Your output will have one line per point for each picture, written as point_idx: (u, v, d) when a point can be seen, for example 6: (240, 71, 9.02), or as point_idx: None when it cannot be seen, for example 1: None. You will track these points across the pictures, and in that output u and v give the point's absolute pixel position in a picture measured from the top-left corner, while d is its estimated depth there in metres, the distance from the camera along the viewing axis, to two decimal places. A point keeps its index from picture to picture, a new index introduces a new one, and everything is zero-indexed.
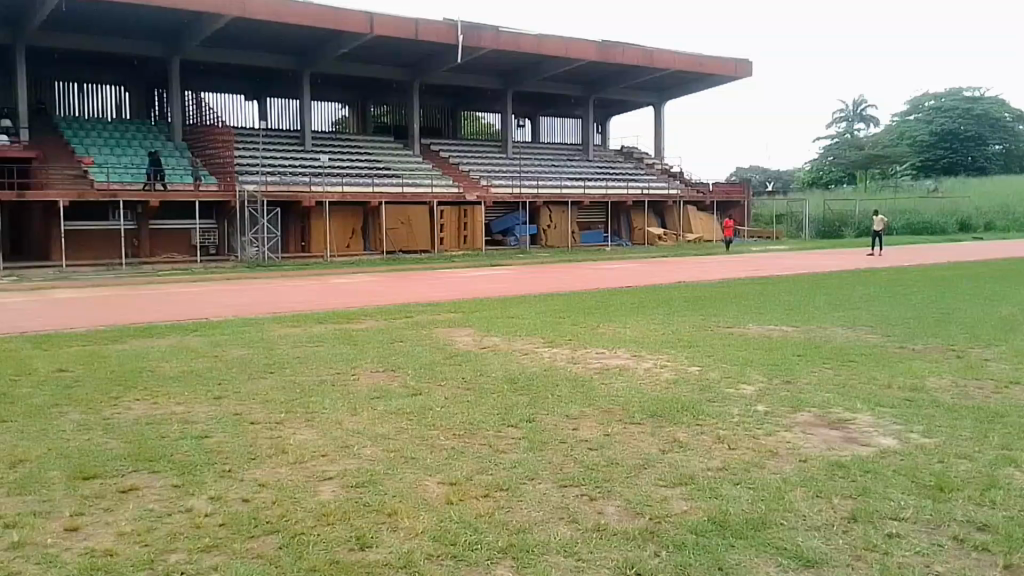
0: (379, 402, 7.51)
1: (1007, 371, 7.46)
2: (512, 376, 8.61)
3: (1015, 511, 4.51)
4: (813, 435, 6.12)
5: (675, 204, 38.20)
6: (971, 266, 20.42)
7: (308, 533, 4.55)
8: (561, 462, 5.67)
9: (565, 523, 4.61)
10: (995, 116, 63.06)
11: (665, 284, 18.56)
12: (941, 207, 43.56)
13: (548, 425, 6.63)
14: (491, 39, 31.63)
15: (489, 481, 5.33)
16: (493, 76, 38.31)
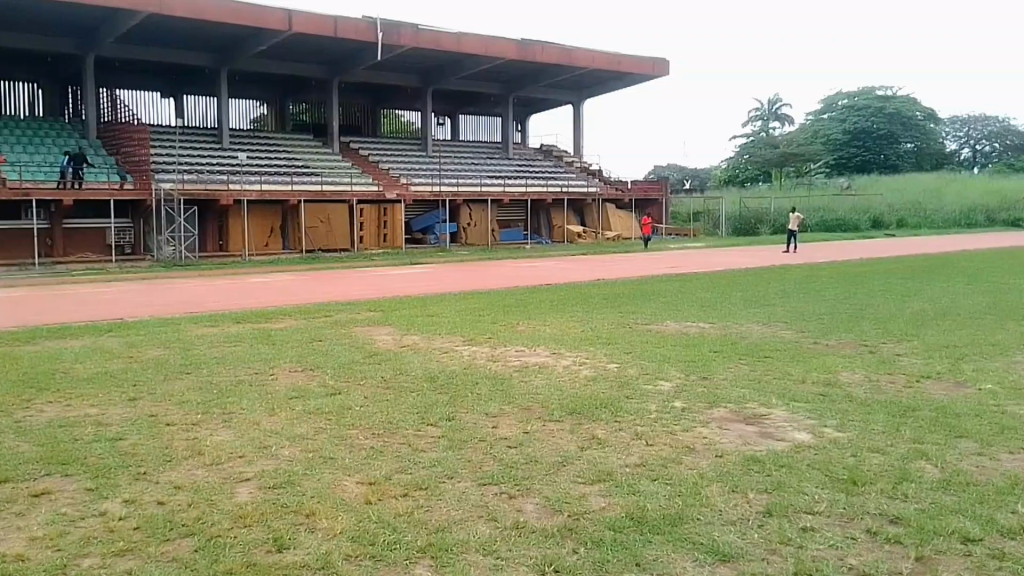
0: (298, 402, 7.24)
1: (918, 366, 7.63)
2: (433, 374, 8.42)
3: (926, 503, 4.55)
4: (728, 430, 6.13)
5: (594, 203, 38.48)
6: (882, 263, 20.93)
7: (224, 535, 4.30)
8: (481, 461, 5.52)
9: (485, 522, 4.47)
10: (905, 115, 65.29)
11: (588, 281, 18.59)
12: (852, 206, 44.71)
13: (468, 424, 6.47)
14: (410, 37, 31.25)
15: (408, 481, 5.14)
16: (413, 74, 37.87)
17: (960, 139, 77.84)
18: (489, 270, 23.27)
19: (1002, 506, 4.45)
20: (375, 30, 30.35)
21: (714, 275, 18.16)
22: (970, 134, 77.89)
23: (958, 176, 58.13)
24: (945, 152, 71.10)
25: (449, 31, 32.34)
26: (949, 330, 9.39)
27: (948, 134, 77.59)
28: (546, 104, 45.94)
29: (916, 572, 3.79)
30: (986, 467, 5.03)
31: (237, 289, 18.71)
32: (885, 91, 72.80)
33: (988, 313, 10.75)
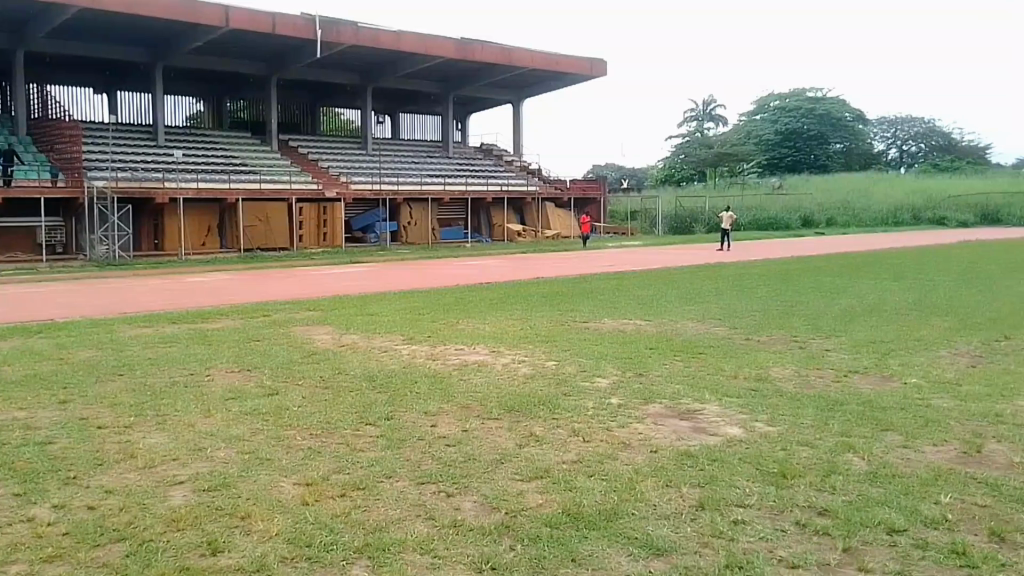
0: (234, 403, 7.11)
1: (846, 361, 7.81)
2: (372, 374, 8.33)
3: (854, 495, 4.65)
4: (663, 426, 6.20)
5: (534, 201, 38.62)
6: (812, 261, 21.39)
7: (156, 540, 4.18)
8: (419, 460, 5.49)
9: (423, 520, 4.44)
10: (834, 116, 66.97)
11: (527, 280, 18.64)
12: (784, 206, 45.54)
13: (407, 422, 6.42)
14: (350, 35, 30.94)
15: (345, 480, 5.08)
16: (352, 72, 37.51)
17: (888, 140, 79.95)
18: (429, 269, 23.18)
19: (927, 497, 4.55)
20: (315, 28, 29.84)
21: (650, 273, 18.36)
22: (897, 135, 80.06)
23: (886, 176, 59.75)
24: (873, 153, 73.05)
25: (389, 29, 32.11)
26: (873, 326, 9.67)
27: (876, 135, 79.72)
28: (486, 103, 45.96)
29: (843, 563, 3.87)
30: (911, 457, 5.15)
31: (172, 290, 18.30)
32: (815, 93, 74.44)
33: (913, 309, 11.06)
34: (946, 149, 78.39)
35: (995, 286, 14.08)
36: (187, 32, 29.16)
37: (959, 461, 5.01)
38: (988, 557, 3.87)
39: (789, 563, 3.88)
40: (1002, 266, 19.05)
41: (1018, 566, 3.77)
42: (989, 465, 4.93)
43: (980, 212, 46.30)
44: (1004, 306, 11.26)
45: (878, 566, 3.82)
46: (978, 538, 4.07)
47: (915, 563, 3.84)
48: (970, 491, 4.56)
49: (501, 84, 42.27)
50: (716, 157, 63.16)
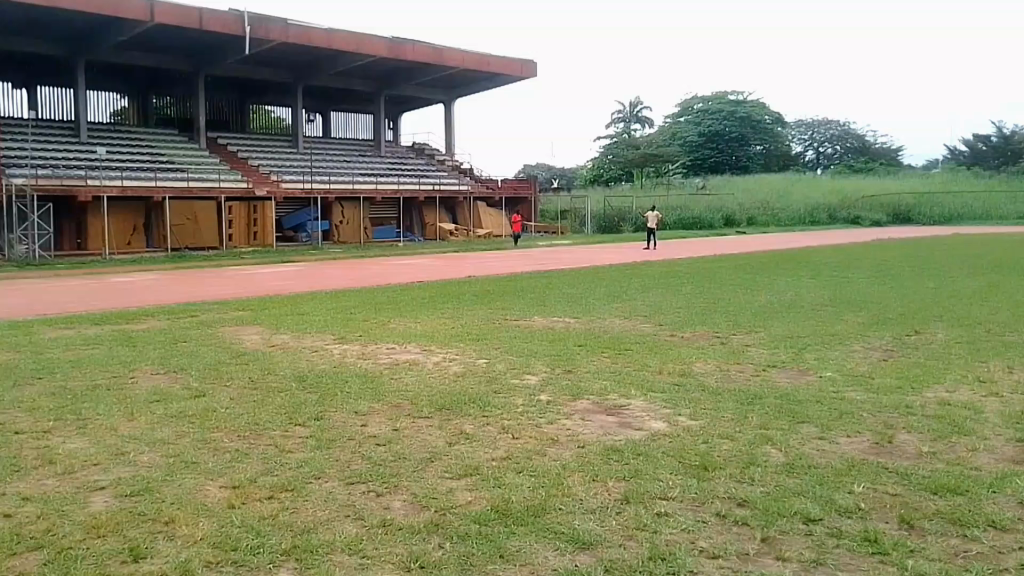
0: (159, 406, 6.96)
1: (765, 355, 8.03)
2: (302, 374, 8.24)
3: (771, 485, 4.77)
4: (590, 422, 6.29)
5: (466, 200, 38.61)
6: (733, 259, 21.93)
7: (76, 547, 4.09)
8: (349, 460, 5.46)
9: (352, 521, 4.43)
10: (755, 119, 68.73)
11: (456, 279, 18.66)
12: (708, 205, 46.47)
13: (337, 422, 6.39)
14: (280, 33, 30.44)
15: (272, 482, 5.03)
16: (282, 69, 36.95)
17: (805, 142, 82.40)
18: (359, 268, 23.01)
19: (842, 485, 4.64)
20: (244, 23, 29.40)
21: (579, 271, 18.57)
22: (814, 136, 82.51)
23: (806, 176, 61.53)
24: (791, 155, 75.24)
25: (320, 27, 31.73)
26: (791, 321, 9.96)
27: (794, 137, 82.11)
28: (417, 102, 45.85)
29: (762, 553, 3.96)
30: (827, 448, 5.30)
31: (95, 290, 17.82)
32: (738, 95, 76.13)
33: (827, 305, 11.43)
34: (861, 150, 81.13)
35: (904, 282, 14.61)
36: (110, 26, 28.36)
37: (872, 451, 5.16)
38: (898, 542, 3.93)
39: (709, 554, 3.97)
40: (912, 262, 19.82)
41: (925, 551, 3.82)
42: (899, 453, 5.08)
43: (891, 212, 47.94)
44: (911, 301, 11.71)
45: (795, 554, 3.91)
46: (888, 524, 4.13)
47: (830, 551, 3.92)
48: (881, 478, 4.68)
49: (432, 83, 42.17)
50: (643, 158, 64.14)
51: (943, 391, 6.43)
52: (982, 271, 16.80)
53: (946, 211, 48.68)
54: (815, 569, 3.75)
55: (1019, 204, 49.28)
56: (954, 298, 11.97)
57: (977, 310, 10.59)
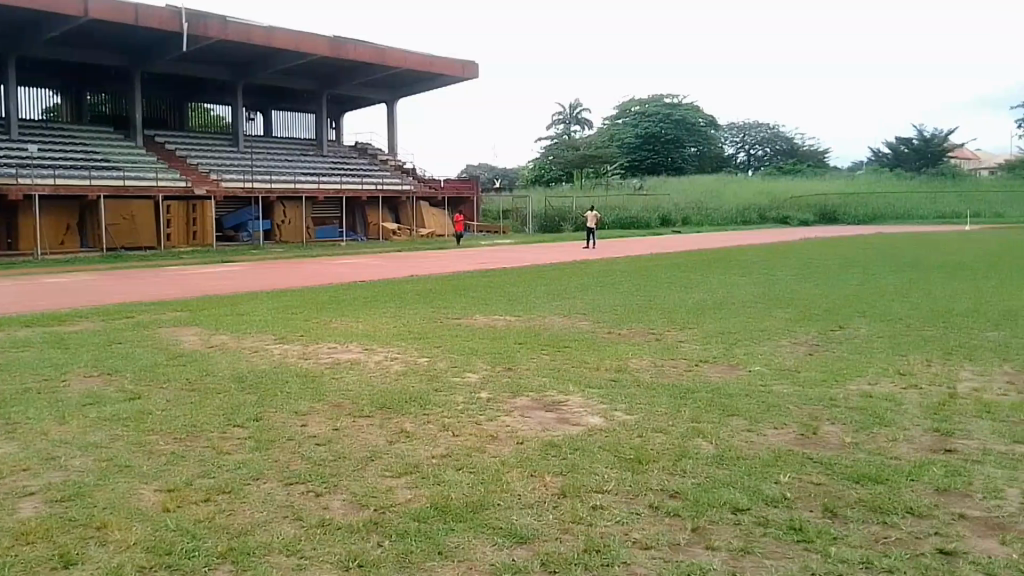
0: (92, 409, 6.85)
1: (698, 351, 8.20)
2: (240, 375, 8.18)
3: (701, 477, 4.88)
4: (529, 418, 6.37)
5: (409, 200, 38.50)
6: (667, 256, 22.25)
7: (3, 555, 4.02)
8: (288, 461, 5.45)
9: (291, 522, 4.43)
10: (689, 121, 69.85)
11: (397, 279, 18.62)
12: (647, 205, 47.06)
13: (276, 423, 6.36)
14: (218, 30, 29.88)
15: (210, 485, 5.00)
16: (221, 67, 36.41)
17: (737, 145, 83.84)
18: (300, 268, 22.80)
19: (768, 476, 4.77)
20: (181, 18, 28.99)
21: (520, 271, 18.68)
22: (745, 139, 83.90)
23: (739, 178, 62.78)
24: (723, 157, 76.66)
25: (259, 25, 31.31)
26: (723, 318, 10.19)
27: (726, 140, 83.64)
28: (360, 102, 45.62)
29: (692, 542, 4.03)
30: (756, 440, 5.45)
31: (26, 292, 17.35)
32: (673, 99, 77.29)
33: (756, 302, 11.71)
34: (791, 152, 83.08)
35: (831, 280, 15.03)
36: (43, 21, 27.66)
37: (799, 442, 5.32)
38: (821, 529, 4.00)
39: (642, 545, 4.03)
40: (835, 260, 20.40)
41: (847, 538, 3.86)
42: (824, 444, 5.25)
43: (819, 212, 49.08)
44: (835, 297, 12.08)
45: (723, 543, 3.98)
46: (812, 511, 4.23)
47: (757, 539, 3.99)
48: (806, 468, 4.83)
49: (375, 83, 41.98)
50: (582, 158, 64.86)
51: (865, 383, 6.66)
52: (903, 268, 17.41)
53: (870, 210, 50.22)
54: (743, 556, 3.83)
55: (939, 204, 50.99)
56: (877, 294, 12.40)
57: (896, 306, 10.96)
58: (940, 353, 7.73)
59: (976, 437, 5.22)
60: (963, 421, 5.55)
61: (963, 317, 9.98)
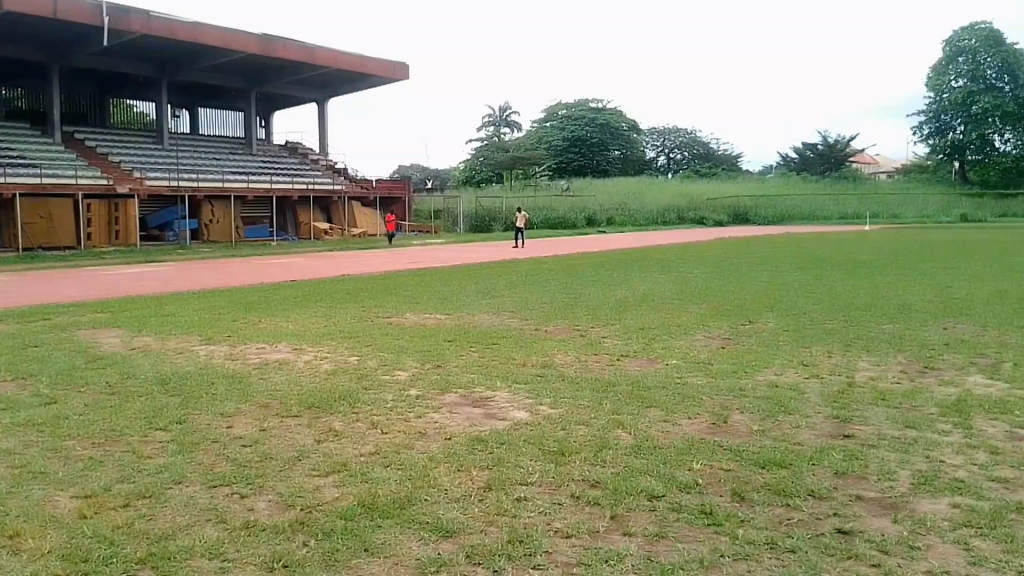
0: (7, 414, 6.72)
1: (620, 346, 8.43)
2: (163, 376, 8.11)
3: (620, 467, 5.05)
4: (457, 414, 6.47)
5: (340, 199, 38.25)
6: (591, 255, 22.57)
7: None
8: (212, 462, 5.43)
9: (212, 525, 4.40)
10: (614, 125, 70.81)
11: (325, 279, 18.52)
12: (573, 206, 47.55)
13: (201, 425, 6.34)
14: (140, 25, 29.26)
15: (130, 490, 4.94)
16: (145, 62, 35.65)
17: (659, 148, 85.02)
18: (227, 268, 22.49)
19: (682, 464, 4.97)
20: (102, 13, 28.15)
21: (448, 270, 18.74)
22: (666, 143, 84.98)
23: (661, 181, 63.83)
24: (647, 160, 77.87)
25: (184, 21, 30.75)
26: (644, 314, 10.46)
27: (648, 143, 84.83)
28: (289, 100, 45.13)
29: (610, 529, 4.16)
30: (672, 430, 5.66)
31: None
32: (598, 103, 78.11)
33: (674, 298, 12.03)
34: (708, 157, 84.86)
35: (748, 277, 15.48)
36: None
37: (710, 431, 5.55)
38: (730, 513, 4.19)
39: (563, 533, 4.14)
40: (747, 258, 20.97)
41: (752, 521, 4.06)
42: (734, 432, 5.48)
43: (732, 213, 50.00)
44: (750, 293, 12.48)
45: (640, 529, 4.12)
46: (722, 497, 4.42)
47: (671, 524, 4.15)
48: (717, 456, 5.04)
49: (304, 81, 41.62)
50: (512, 160, 65.56)
51: (773, 374, 6.96)
52: (809, 266, 17.99)
53: (779, 212, 51.26)
54: (658, 541, 3.97)
55: (854, 205, 52.60)
56: (787, 290, 12.88)
57: (803, 301, 11.40)
58: (841, 344, 8.11)
59: (873, 423, 5.51)
60: (861, 408, 5.86)
61: (863, 311, 10.45)
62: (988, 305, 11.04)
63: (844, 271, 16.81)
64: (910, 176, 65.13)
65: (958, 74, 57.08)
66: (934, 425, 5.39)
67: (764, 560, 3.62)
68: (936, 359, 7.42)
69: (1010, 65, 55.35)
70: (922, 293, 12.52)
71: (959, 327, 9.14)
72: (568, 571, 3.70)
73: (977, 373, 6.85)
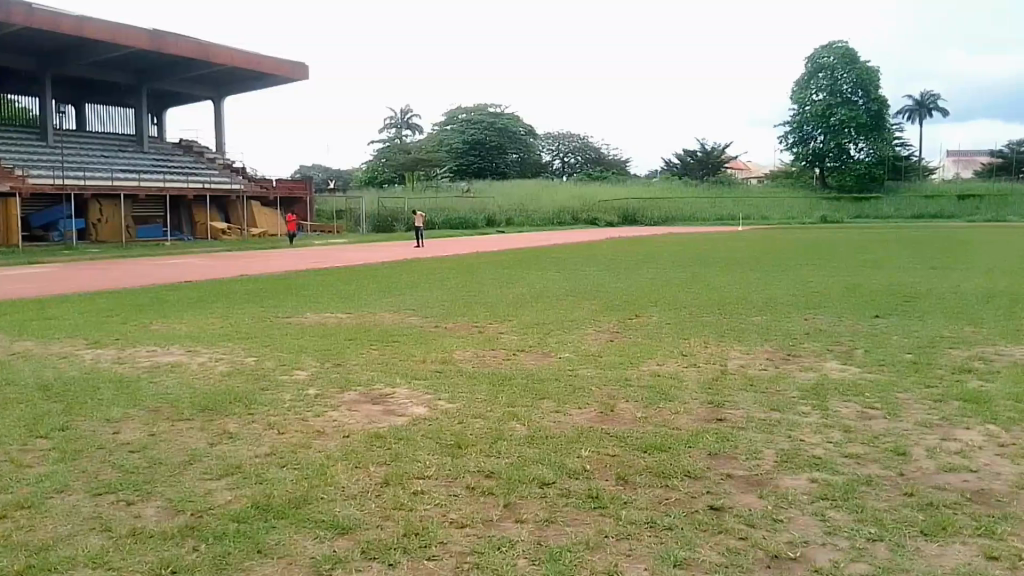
0: None
1: (516, 341, 8.66)
2: (46, 383, 7.86)
3: (514, 457, 5.24)
4: (356, 411, 6.56)
5: (238, 199, 37.52)
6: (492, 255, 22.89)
7: None
8: (97, 470, 5.32)
9: (98, 533, 4.31)
10: (512, 129, 71.40)
11: (220, 279, 18.15)
12: (468, 206, 47.83)
13: (86, 431, 6.20)
14: (22, 16, 28.02)
15: (8, 501, 4.78)
16: (27, 56, 34.16)
17: (554, 152, 86.21)
18: (116, 270, 21.78)
19: (570, 452, 5.20)
20: None
21: (348, 270, 18.67)
22: (560, 147, 86.24)
23: (558, 183, 64.79)
24: (544, 164, 78.89)
25: (70, 14, 29.63)
26: (538, 310, 10.72)
27: (543, 147, 85.98)
28: (182, 98, 43.98)
29: (502, 517, 4.31)
30: (562, 421, 5.88)
31: None
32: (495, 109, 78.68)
33: (569, 294, 12.37)
34: (601, 161, 86.60)
35: (641, 274, 15.98)
36: None
37: (598, 419, 5.81)
38: (615, 496, 4.41)
39: (458, 524, 4.25)
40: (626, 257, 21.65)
41: (635, 502, 4.30)
42: (620, 420, 5.75)
43: (623, 214, 51.00)
44: (642, 289, 12.90)
45: (531, 516, 4.28)
46: (607, 481, 4.65)
47: (561, 510, 4.33)
48: (604, 443, 5.28)
49: (198, 79, 40.67)
50: (413, 161, 65.58)
51: (655, 365, 7.30)
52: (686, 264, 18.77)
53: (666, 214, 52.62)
54: (548, 526, 4.15)
55: (739, 206, 54.57)
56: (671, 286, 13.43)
57: (687, 296, 11.92)
58: (717, 335, 8.56)
59: (742, 407, 5.88)
60: (733, 394, 6.23)
61: (740, 305, 10.98)
62: (851, 297, 11.78)
63: (720, 267, 17.62)
64: (779, 180, 68.10)
65: (818, 88, 60.16)
66: (797, 407, 5.80)
67: (644, 538, 3.85)
68: (799, 347, 7.93)
69: (864, 80, 58.50)
70: (793, 287, 13.24)
71: (818, 318, 9.73)
72: (462, 560, 3.81)
73: (833, 359, 7.36)
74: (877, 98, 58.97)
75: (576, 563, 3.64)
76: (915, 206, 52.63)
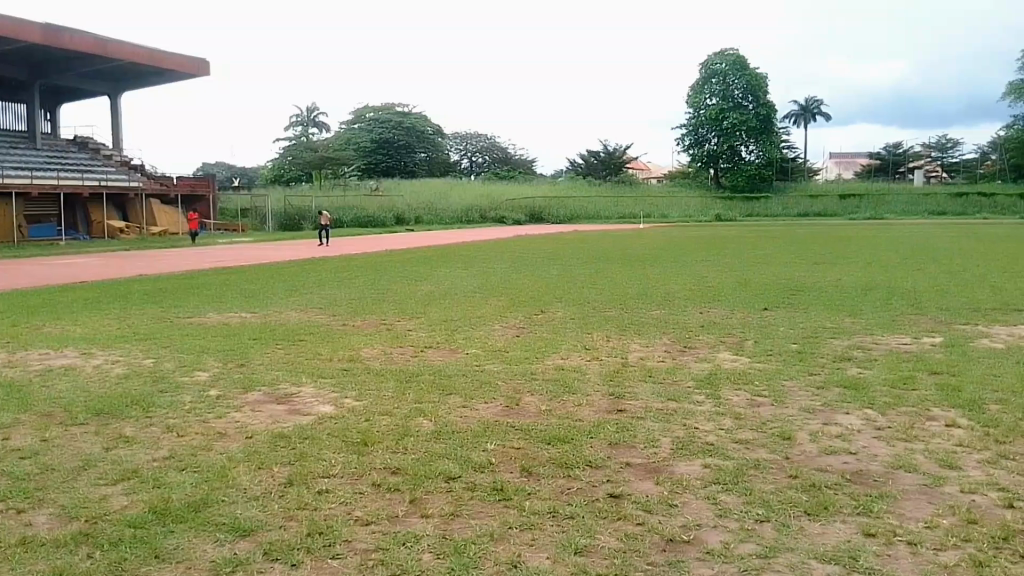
0: None
1: (423, 338, 8.67)
2: None
3: (420, 452, 5.27)
4: (260, 412, 6.46)
5: (137, 197, 36.35)
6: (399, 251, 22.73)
7: None
8: None
9: None
10: (419, 128, 71.07)
11: (117, 279, 17.54)
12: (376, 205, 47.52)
13: None
14: None
15: None
16: None
17: (463, 151, 86.41)
18: (5, 271, 20.78)
19: (477, 446, 5.25)
20: None
21: (252, 269, 18.29)
22: (468, 147, 86.47)
23: (466, 181, 64.89)
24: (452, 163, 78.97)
25: None
26: (446, 307, 10.74)
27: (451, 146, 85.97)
28: (77, 94, 42.37)
29: (407, 512, 4.34)
30: (468, 415, 5.95)
31: None
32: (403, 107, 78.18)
33: (477, 291, 12.42)
34: (507, 162, 87.09)
35: (548, 271, 16.18)
36: None
37: (503, 413, 5.90)
38: (519, 488, 4.49)
39: (362, 521, 4.25)
40: (531, 253, 21.87)
41: (538, 493, 4.39)
42: (524, 413, 5.86)
43: (530, 213, 51.45)
44: (546, 286, 13.03)
45: (435, 510, 4.33)
46: (512, 474, 4.72)
47: (465, 503, 4.40)
48: (509, 437, 5.36)
49: (94, 74, 39.29)
50: (320, 159, 64.87)
51: (558, 359, 7.43)
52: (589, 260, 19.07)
53: (571, 214, 53.37)
54: (452, 519, 4.19)
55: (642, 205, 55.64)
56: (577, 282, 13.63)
57: (592, 292, 12.15)
58: (620, 329, 8.77)
59: (641, 398, 6.06)
60: (633, 385, 6.41)
61: (643, 300, 11.25)
62: (749, 290, 12.20)
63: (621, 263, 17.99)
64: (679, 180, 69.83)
65: (711, 93, 61.56)
66: (692, 397, 6.00)
67: (546, 528, 3.94)
68: (694, 339, 8.21)
69: (754, 87, 60.23)
70: (694, 282, 13.66)
71: (713, 311, 10.06)
72: (366, 557, 3.82)
73: (726, 351, 7.64)
74: (765, 104, 60.87)
75: (480, 555, 3.69)
76: (801, 205, 54.61)
